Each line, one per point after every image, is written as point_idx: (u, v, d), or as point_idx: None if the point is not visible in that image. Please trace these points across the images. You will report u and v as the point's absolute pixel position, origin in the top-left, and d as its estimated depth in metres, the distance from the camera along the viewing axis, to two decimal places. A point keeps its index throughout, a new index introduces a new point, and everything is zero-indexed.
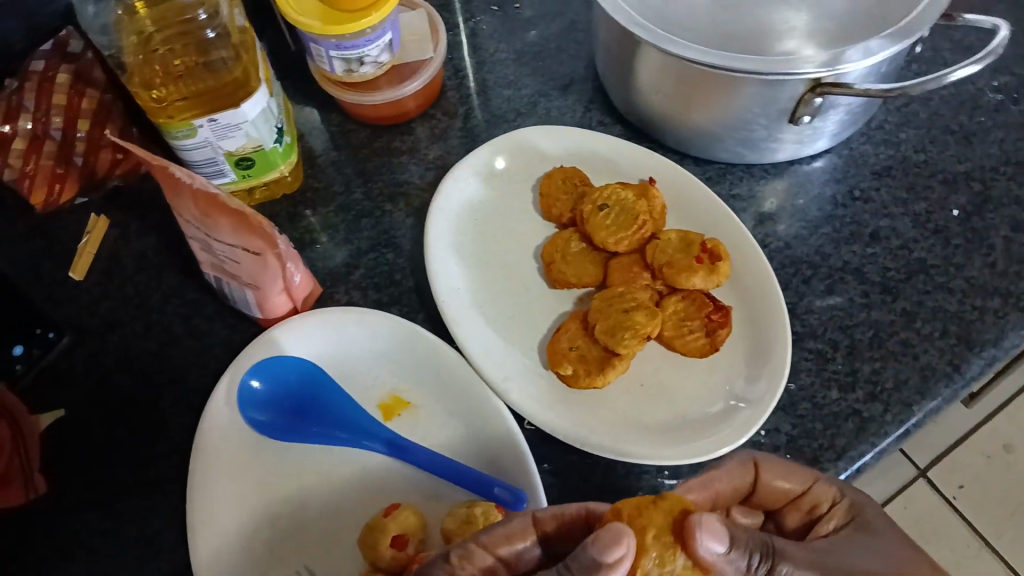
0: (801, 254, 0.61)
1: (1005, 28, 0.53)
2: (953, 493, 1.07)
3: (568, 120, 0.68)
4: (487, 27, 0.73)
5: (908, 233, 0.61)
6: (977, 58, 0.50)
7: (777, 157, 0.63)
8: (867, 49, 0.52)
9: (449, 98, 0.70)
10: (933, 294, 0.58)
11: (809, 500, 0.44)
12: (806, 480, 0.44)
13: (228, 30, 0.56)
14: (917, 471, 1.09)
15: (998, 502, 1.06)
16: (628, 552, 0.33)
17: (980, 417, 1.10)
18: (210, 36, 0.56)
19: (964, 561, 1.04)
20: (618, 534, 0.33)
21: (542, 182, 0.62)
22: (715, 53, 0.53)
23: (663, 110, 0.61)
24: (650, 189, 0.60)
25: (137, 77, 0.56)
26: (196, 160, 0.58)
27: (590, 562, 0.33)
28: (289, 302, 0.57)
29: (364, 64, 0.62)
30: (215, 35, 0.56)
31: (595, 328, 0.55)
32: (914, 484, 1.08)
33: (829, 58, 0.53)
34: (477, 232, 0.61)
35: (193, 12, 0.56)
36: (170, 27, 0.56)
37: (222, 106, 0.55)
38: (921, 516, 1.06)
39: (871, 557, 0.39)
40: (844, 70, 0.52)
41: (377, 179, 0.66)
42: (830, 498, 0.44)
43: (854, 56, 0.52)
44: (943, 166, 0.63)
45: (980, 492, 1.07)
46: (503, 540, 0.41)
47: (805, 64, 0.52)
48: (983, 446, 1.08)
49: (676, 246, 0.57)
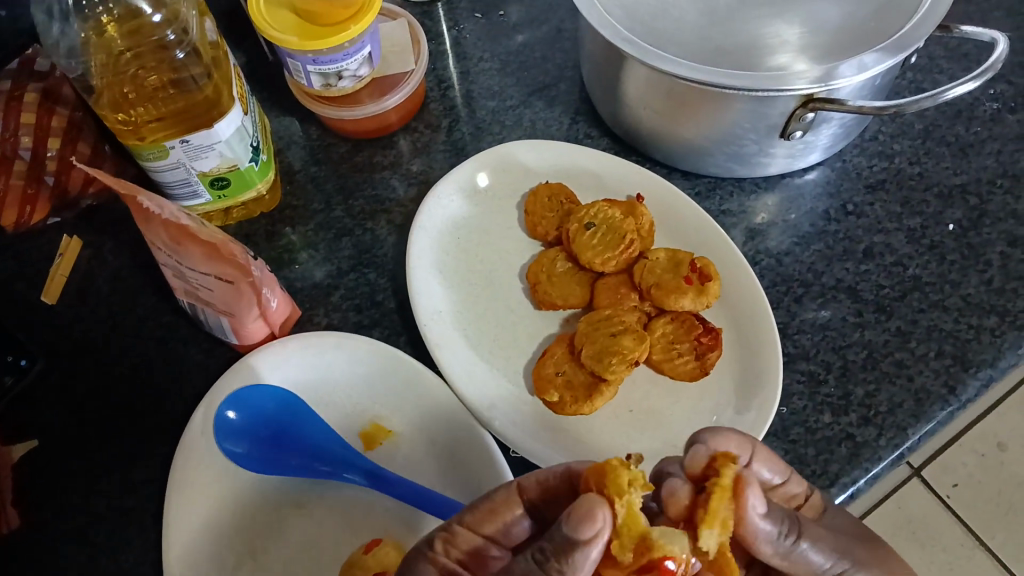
0: (793, 271, 0.59)
1: (1004, 41, 0.52)
2: (946, 493, 1.06)
3: (554, 132, 0.66)
4: (471, 35, 0.71)
5: (902, 248, 0.59)
6: (974, 75, 0.49)
7: (768, 171, 0.61)
8: (861, 64, 0.51)
9: (432, 110, 0.68)
10: (928, 313, 0.57)
11: (789, 490, 0.41)
12: (785, 472, 0.41)
13: (198, 48, 0.54)
14: (911, 471, 1.06)
15: (991, 502, 1.05)
16: (603, 527, 0.33)
17: (973, 416, 1.08)
18: (179, 56, 0.54)
19: (957, 562, 1.03)
20: (593, 507, 0.33)
21: (527, 200, 0.61)
22: (704, 70, 0.51)
23: (652, 123, 0.60)
24: (637, 207, 0.59)
25: (106, 99, 0.53)
26: (169, 181, 0.56)
27: (566, 539, 0.33)
28: (266, 328, 0.55)
29: (343, 78, 0.60)
30: (185, 55, 0.54)
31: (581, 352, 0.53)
32: (908, 484, 1.06)
33: (821, 73, 0.51)
34: (461, 252, 0.60)
35: (162, 33, 0.54)
36: (138, 47, 0.54)
37: (194, 126, 0.53)
38: (913, 517, 1.05)
39: (858, 548, 0.39)
40: (837, 85, 0.51)
41: (358, 196, 0.64)
42: (803, 493, 0.42)
43: (847, 71, 0.51)
44: (938, 179, 0.62)
45: (973, 492, 1.06)
46: (487, 519, 0.41)
47: (797, 79, 0.51)
48: (976, 445, 1.07)
49: (665, 266, 0.56)
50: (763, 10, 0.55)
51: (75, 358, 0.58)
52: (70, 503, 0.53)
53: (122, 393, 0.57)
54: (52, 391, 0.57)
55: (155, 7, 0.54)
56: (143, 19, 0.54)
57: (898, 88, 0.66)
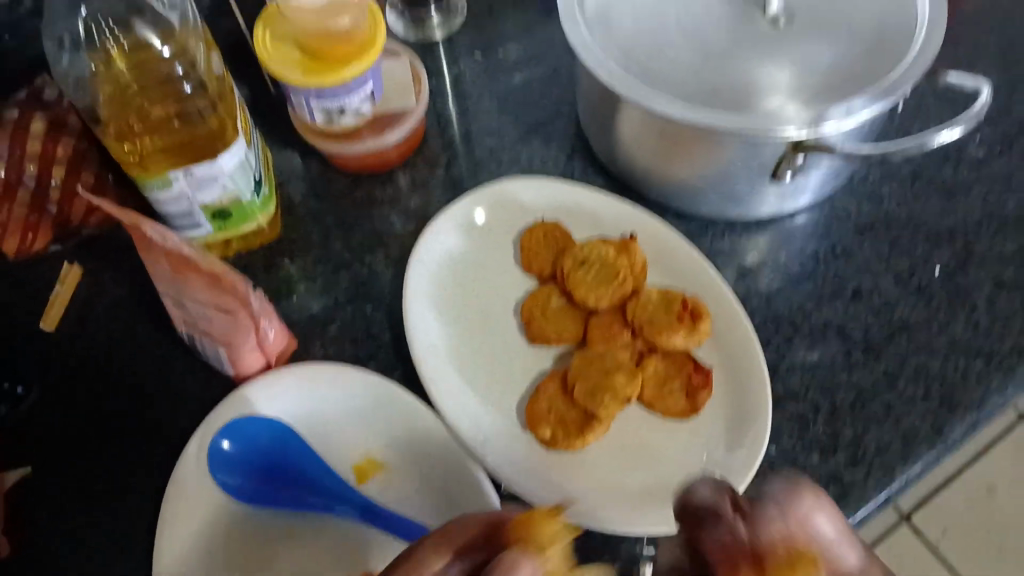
0: (783, 311, 0.60)
1: (988, 89, 0.53)
2: (939, 534, 1.06)
3: (550, 170, 0.67)
4: (471, 74, 0.73)
5: (890, 290, 0.60)
6: (958, 122, 0.51)
7: (760, 212, 0.62)
8: (850, 108, 0.52)
9: (431, 146, 0.69)
10: (916, 354, 0.58)
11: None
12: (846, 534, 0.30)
13: (205, 82, 0.55)
14: (903, 512, 1.07)
15: (984, 544, 1.05)
16: None
17: (965, 457, 1.09)
18: (187, 89, 0.55)
19: None
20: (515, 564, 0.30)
21: (523, 236, 0.62)
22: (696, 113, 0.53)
23: (646, 163, 0.61)
24: (632, 244, 0.59)
25: (112, 128, 0.55)
26: (170, 212, 0.57)
27: None
28: (263, 358, 0.56)
29: (345, 114, 0.62)
30: (192, 88, 0.55)
31: (575, 389, 0.54)
32: (900, 525, 1.06)
33: (812, 118, 0.52)
34: (456, 286, 0.61)
35: (169, 67, 0.55)
36: (146, 79, 0.55)
37: (198, 159, 0.54)
38: (906, 559, 1.05)
39: None
40: (827, 130, 0.52)
41: (357, 229, 0.65)
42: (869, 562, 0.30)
43: (836, 116, 0.52)
44: (926, 222, 0.63)
45: (966, 534, 1.06)
46: None
47: (787, 123, 0.52)
48: (967, 486, 1.07)
49: (657, 304, 0.56)
50: (756, 52, 0.56)
51: (71, 385, 0.58)
52: (61, 533, 0.54)
53: (118, 421, 0.57)
54: (48, 418, 0.57)
55: (166, 42, 0.55)
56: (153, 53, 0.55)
57: (887, 132, 0.68)
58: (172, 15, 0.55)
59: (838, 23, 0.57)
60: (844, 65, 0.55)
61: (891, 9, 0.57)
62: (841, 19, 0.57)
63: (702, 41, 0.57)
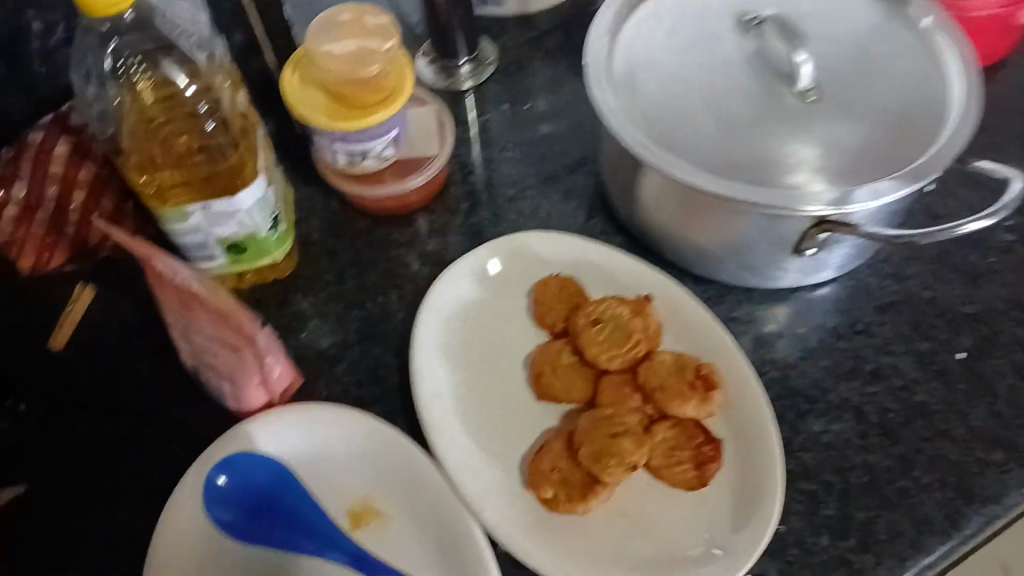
0: (799, 386, 0.59)
1: (1018, 181, 0.53)
2: None
3: (570, 226, 0.67)
4: (498, 125, 0.73)
5: (910, 372, 0.59)
6: (988, 212, 0.50)
7: (779, 284, 0.62)
8: (875, 190, 0.52)
9: (452, 193, 0.69)
10: (932, 441, 0.56)
11: None
12: None
13: (228, 120, 0.57)
14: None
15: None
16: None
17: None
18: (210, 126, 0.57)
19: None
20: None
21: (536, 288, 0.61)
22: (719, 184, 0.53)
23: (667, 227, 0.61)
24: (647, 305, 0.58)
25: (135, 159, 0.56)
26: (187, 242, 0.57)
27: None
28: (266, 396, 0.55)
29: (369, 157, 0.62)
30: (215, 126, 0.57)
31: (579, 451, 0.52)
32: None
33: (837, 195, 0.52)
34: (466, 335, 0.60)
35: (194, 104, 0.56)
36: (171, 114, 0.56)
37: (217, 194, 0.54)
38: None
39: None
40: (852, 208, 0.52)
41: (371, 270, 0.65)
42: None
43: (861, 196, 0.51)
44: (949, 305, 0.62)
45: None
46: None
47: (811, 201, 0.52)
48: None
49: (670, 368, 0.55)
50: (783, 127, 0.56)
51: (73, 410, 0.58)
52: (48, 566, 0.52)
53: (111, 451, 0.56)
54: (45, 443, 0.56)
55: (190, 81, 0.56)
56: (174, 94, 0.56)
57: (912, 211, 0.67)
58: (197, 56, 0.57)
59: (864, 101, 0.57)
60: (871, 145, 0.55)
61: (917, 90, 0.57)
62: (866, 97, 0.58)
63: (726, 113, 0.57)
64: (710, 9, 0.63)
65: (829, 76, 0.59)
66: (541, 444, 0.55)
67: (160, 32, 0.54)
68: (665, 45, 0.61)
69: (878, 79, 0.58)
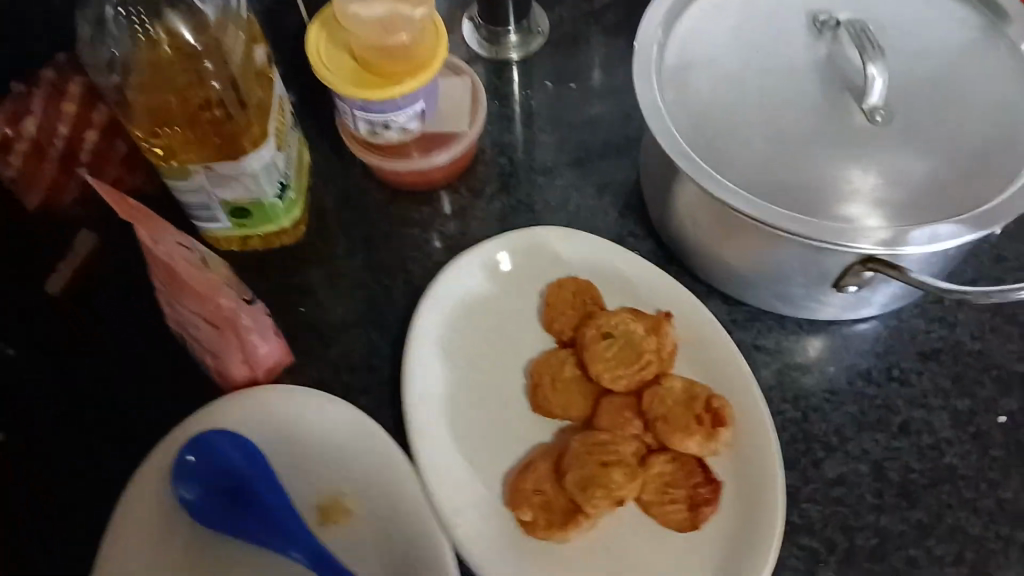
0: (817, 430, 0.54)
1: None
2: None
3: (597, 223, 0.62)
4: (538, 104, 0.68)
5: (942, 430, 0.54)
6: None
7: (814, 316, 0.57)
8: (934, 234, 0.46)
9: (479, 174, 0.65)
10: (955, 510, 0.52)
11: None
12: None
13: (237, 79, 0.53)
14: None
15: None
16: None
17: None
18: (215, 86, 0.52)
19: None
20: None
21: (550, 290, 0.58)
22: (760, 206, 0.48)
23: (699, 240, 0.56)
24: (663, 324, 0.54)
25: (146, 119, 0.51)
26: (191, 205, 0.54)
27: None
28: (251, 372, 0.53)
29: (390, 128, 0.58)
30: (222, 86, 0.53)
31: (566, 475, 0.49)
32: None
33: (889, 235, 0.47)
34: (469, 332, 0.57)
35: (201, 61, 0.53)
36: (176, 68, 0.52)
37: (223, 155, 0.51)
38: None
39: None
40: (904, 252, 0.46)
41: (383, 247, 0.62)
42: None
43: (917, 240, 0.46)
44: (1000, 360, 0.56)
45: None
46: None
47: (861, 238, 0.47)
48: None
49: (678, 398, 0.52)
50: (844, 148, 0.50)
51: (69, 375, 0.56)
52: (55, 550, 0.51)
53: (106, 421, 0.55)
54: (34, 406, 0.55)
55: (197, 36, 0.53)
56: (183, 50, 0.52)
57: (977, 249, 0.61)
58: (207, 8, 0.53)
59: (940, 123, 0.51)
60: (940, 180, 0.49)
61: (1001, 116, 0.51)
62: (943, 119, 0.51)
63: (782, 123, 0.52)
64: (782, 3, 0.57)
65: (903, 90, 0.52)
66: (528, 461, 0.52)
67: None
68: (725, 39, 0.55)
69: (960, 97, 0.52)
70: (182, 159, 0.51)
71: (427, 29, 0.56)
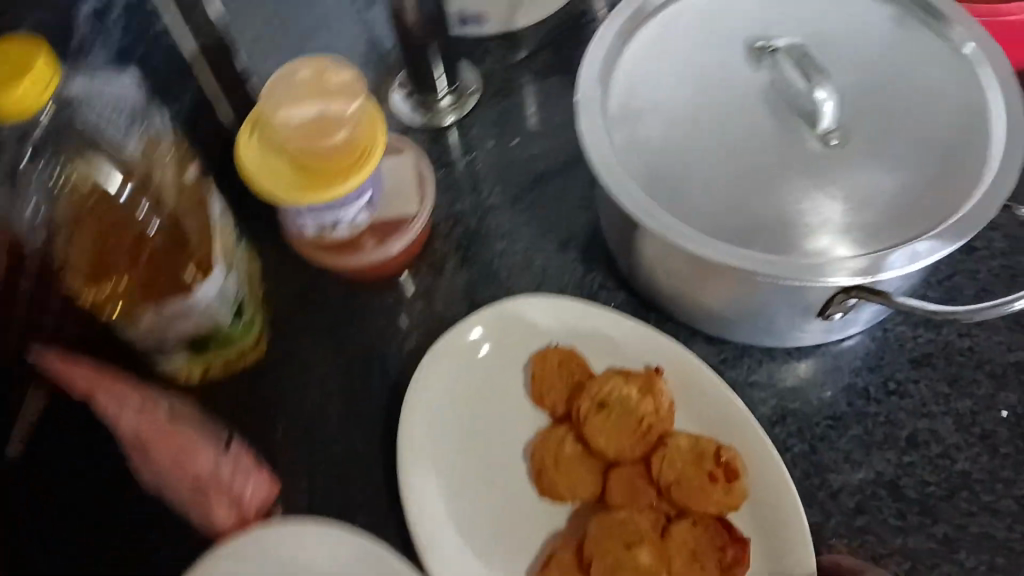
0: (827, 460, 0.53)
1: None
2: None
3: (567, 282, 0.60)
4: (483, 165, 0.66)
5: (950, 437, 0.53)
6: None
7: (802, 342, 0.55)
8: (912, 253, 0.46)
9: (437, 250, 0.63)
10: (978, 517, 0.51)
11: None
12: None
13: (174, 212, 0.51)
14: None
15: None
16: None
17: None
18: (153, 225, 0.50)
19: None
20: None
21: (535, 362, 0.55)
22: (731, 252, 0.47)
23: (674, 287, 0.54)
24: (656, 382, 0.52)
25: (84, 271, 0.48)
26: (143, 346, 0.52)
27: None
28: (239, 516, 0.50)
29: (340, 226, 0.55)
30: (160, 224, 0.50)
31: (590, 563, 0.47)
32: None
33: (864, 262, 0.46)
34: (460, 422, 0.54)
35: (133, 202, 0.48)
36: (103, 216, 0.47)
37: (172, 294, 0.49)
38: None
39: None
40: (882, 276, 0.45)
41: (352, 345, 0.59)
42: None
43: (895, 263, 0.45)
44: (990, 354, 0.56)
45: None
46: None
47: (839, 269, 0.46)
48: None
49: (686, 456, 0.50)
50: (805, 177, 0.49)
51: None
52: (55, 550, 0.50)
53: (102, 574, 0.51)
54: None
55: (124, 176, 0.48)
56: (109, 193, 0.47)
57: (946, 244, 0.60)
58: (129, 145, 0.48)
59: (897, 138, 0.50)
60: (906, 196, 0.48)
61: (957, 122, 0.50)
62: (899, 133, 0.50)
63: (739, 160, 0.51)
64: (716, 35, 0.56)
65: (854, 110, 0.52)
66: (548, 553, 0.50)
67: (78, 123, 0.46)
68: (670, 83, 0.54)
69: (913, 109, 0.51)
70: (130, 307, 0.49)
71: (370, 107, 0.52)
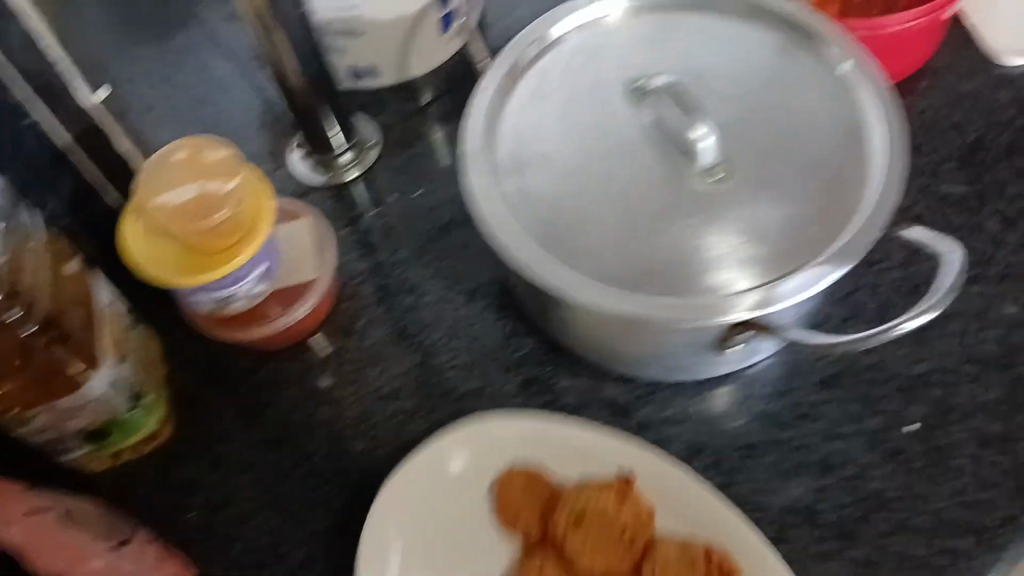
0: (742, 492, 0.53)
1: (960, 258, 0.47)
2: None
3: (475, 333, 0.60)
4: (387, 218, 0.65)
5: (862, 457, 0.53)
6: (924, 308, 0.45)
7: (710, 372, 0.55)
8: (802, 281, 0.46)
9: (343, 310, 0.62)
10: (893, 536, 0.51)
11: None
12: None
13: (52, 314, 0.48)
14: None
15: None
16: None
17: None
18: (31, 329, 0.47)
19: None
20: None
21: (500, 485, 0.53)
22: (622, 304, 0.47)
23: (578, 332, 0.54)
24: (628, 490, 0.50)
25: None
26: (38, 443, 0.51)
27: None
28: None
29: (237, 299, 0.54)
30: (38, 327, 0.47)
31: None
32: None
33: (764, 293, 0.46)
34: (433, 562, 0.52)
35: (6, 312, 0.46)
36: None
37: (59, 391, 0.48)
38: None
39: None
40: (785, 304, 0.46)
41: (261, 418, 0.58)
42: None
43: (785, 293, 0.46)
44: (896, 369, 0.56)
45: None
46: None
47: (730, 308, 0.46)
48: None
49: (679, 565, 0.48)
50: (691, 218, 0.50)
51: None
52: None
53: None
54: None
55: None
56: None
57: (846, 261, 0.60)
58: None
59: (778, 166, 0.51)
60: (792, 222, 0.49)
61: (835, 144, 0.51)
62: (779, 161, 0.51)
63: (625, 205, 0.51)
64: (598, 71, 0.56)
65: (736, 142, 0.52)
66: None
67: None
68: (553, 129, 0.54)
69: (792, 139, 0.52)
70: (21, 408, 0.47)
71: (250, 177, 0.52)
